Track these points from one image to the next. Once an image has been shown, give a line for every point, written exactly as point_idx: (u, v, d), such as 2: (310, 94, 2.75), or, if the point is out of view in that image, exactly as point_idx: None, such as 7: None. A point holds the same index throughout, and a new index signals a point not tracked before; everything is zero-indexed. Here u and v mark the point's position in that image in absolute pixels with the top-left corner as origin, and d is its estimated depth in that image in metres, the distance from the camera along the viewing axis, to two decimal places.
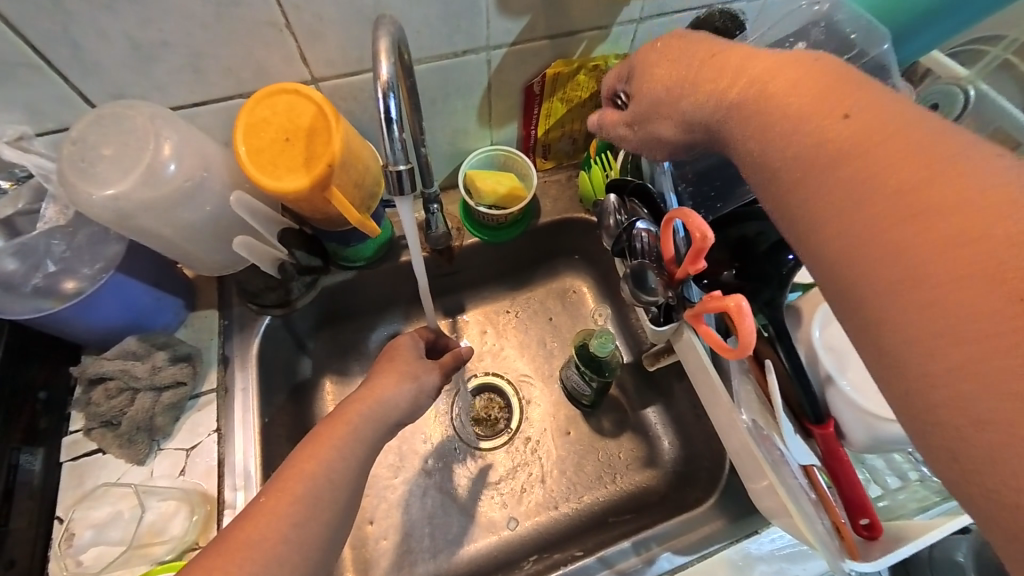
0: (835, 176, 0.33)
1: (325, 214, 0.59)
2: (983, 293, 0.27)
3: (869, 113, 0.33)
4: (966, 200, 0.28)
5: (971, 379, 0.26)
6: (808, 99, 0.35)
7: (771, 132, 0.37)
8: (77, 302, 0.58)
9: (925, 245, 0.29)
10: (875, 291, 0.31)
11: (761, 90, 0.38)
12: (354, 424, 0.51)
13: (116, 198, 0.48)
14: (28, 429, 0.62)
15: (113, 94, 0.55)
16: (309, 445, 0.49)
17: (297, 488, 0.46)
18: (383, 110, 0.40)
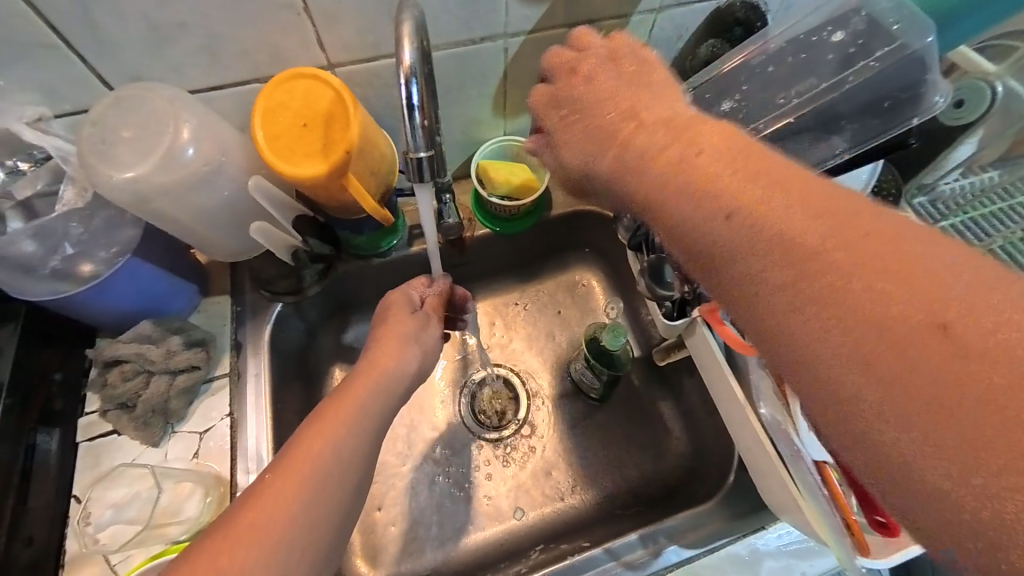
0: (756, 251, 0.32)
1: (341, 202, 0.59)
2: (938, 378, 0.25)
3: (747, 159, 0.34)
4: (900, 283, 0.27)
5: (968, 476, 0.24)
6: (722, 182, 0.34)
7: (675, 187, 0.36)
8: (94, 285, 0.59)
9: (876, 337, 0.27)
10: (846, 390, 0.28)
11: (655, 144, 0.39)
12: (362, 397, 0.51)
13: (135, 180, 0.48)
14: (44, 409, 0.63)
15: (130, 77, 0.55)
16: (317, 420, 0.49)
17: (309, 471, 0.45)
18: (405, 97, 0.40)
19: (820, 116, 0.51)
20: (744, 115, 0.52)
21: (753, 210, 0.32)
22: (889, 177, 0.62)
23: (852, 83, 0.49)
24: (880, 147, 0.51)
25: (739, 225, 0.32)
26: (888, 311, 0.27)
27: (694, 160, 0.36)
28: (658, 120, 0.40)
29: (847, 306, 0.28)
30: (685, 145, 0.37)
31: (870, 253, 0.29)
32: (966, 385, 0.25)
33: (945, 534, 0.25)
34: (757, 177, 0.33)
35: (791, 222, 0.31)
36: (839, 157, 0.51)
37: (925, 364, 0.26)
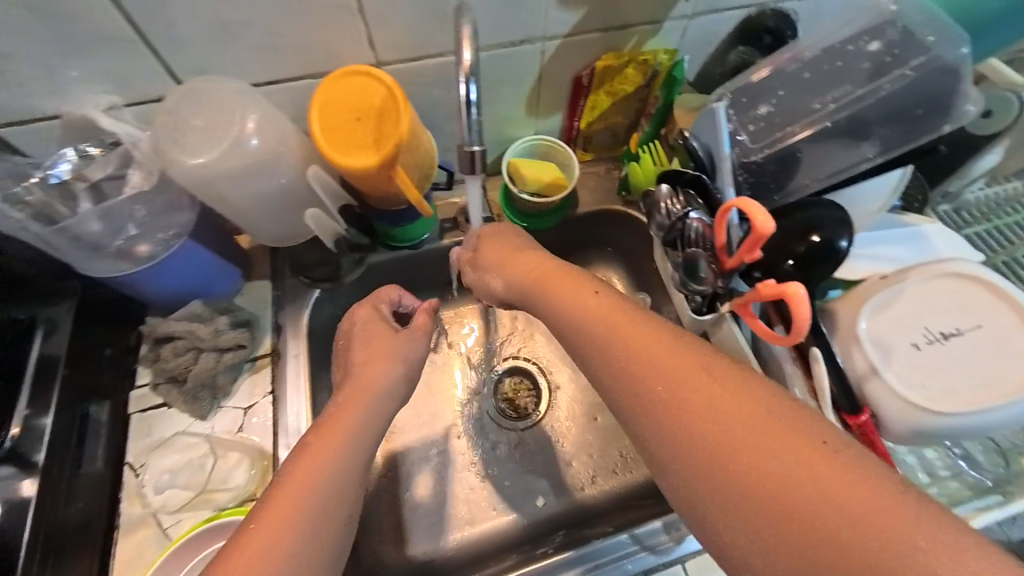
0: (601, 328, 0.46)
1: (385, 192, 0.62)
2: (718, 412, 0.37)
3: (644, 323, 0.45)
4: (683, 350, 0.41)
5: (757, 476, 0.34)
6: (579, 284, 0.51)
7: (561, 282, 0.52)
8: (152, 264, 0.63)
9: (677, 387, 0.39)
10: (665, 427, 0.39)
11: (583, 302, 0.49)
12: (349, 418, 0.53)
13: (205, 166, 0.52)
14: (94, 384, 0.68)
15: (196, 70, 0.58)
16: (307, 445, 0.50)
17: (304, 490, 0.46)
18: (463, 93, 0.42)
19: (852, 122, 0.52)
20: (780, 119, 0.53)
21: (647, 368, 0.41)
22: (915, 185, 0.64)
23: (887, 90, 0.51)
24: (904, 154, 0.52)
25: (595, 310, 0.48)
26: (685, 358, 0.41)
27: (609, 318, 0.46)
28: (587, 282, 0.52)
29: (658, 368, 0.41)
30: (603, 308, 0.47)
31: (731, 413, 0.37)
32: (733, 411, 0.37)
33: (772, 531, 0.33)
34: (650, 338, 0.43)
35: (619, 310, 0.47)
36: (871, 161, 0.52)
37: (708, 401, 0.38)
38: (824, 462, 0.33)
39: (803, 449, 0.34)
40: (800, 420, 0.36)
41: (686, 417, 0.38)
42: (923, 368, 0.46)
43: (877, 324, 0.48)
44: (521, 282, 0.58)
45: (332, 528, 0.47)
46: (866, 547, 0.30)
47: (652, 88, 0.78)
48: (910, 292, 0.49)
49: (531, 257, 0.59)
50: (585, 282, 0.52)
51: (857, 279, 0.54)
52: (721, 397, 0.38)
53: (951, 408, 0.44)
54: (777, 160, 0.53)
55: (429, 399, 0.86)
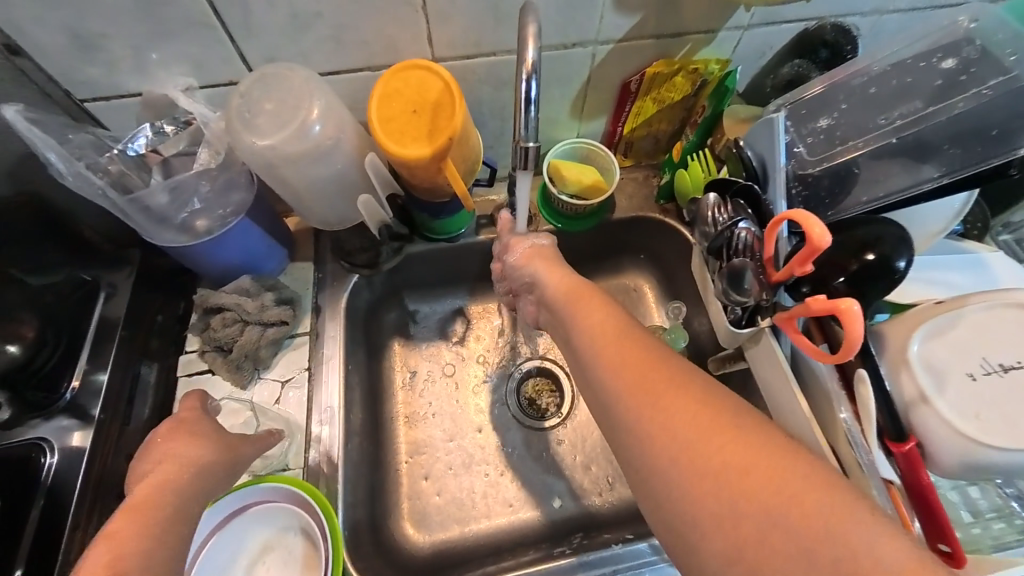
0: (612, 346, 0.48)
1: (432, 184, 0.64)
2: (717, 441, 0.38)
3: (645, 342, 0.47)
4: (688, 375, 0.43)
5: (749, 503, 0.35)
6: (595, 304, 0.53)
7: (580, 297, 0.55)
8: (211, 238, 0.67)
9: (679, 410, 0.40)
10: (666, 448, 0.39)
11: (593, 317, 0.52)
12: (175, 477, 0.50)
13: (272, 147, 0.54)
14: (144, 346, 0.71)
15: (266, 58, 0.61)
16: (131, 508, 0.46)
17: (128, 563, 0.42)
18: (524, 90, 0.44)
19: (919, 140, 0.51)
20: (842, 133, 0.53)
21: (640, 382, 0.43)
22: (977, 211, 0.61)
23: (961, 108, 0.50)
24: (978, 177, 0.48)
25: (606, 329, 0.50)
26: (691, 383, 0.42)
27: (611, 335, 0.49)
28: (600, 300, 0.54)
29: (664, 386, 0.42)
30: (609, 326, 0.50)
31: (713, 431, 0.38)
32: (730, 440, 0.38)
33: (753, 558, 0.34)
34: (647, 357, 0.45)
35: (629, 333, 0.48)
36: (936, 182, 0.49)
37: (709, 426, 0.39)
38: (800, 485, 0.35)
39: (780, 473, 0.35)
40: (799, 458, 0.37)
41: (668, 430, 0.40)
42: (978, 399, 0.44)
43: (931, 350, 0.47)
44: (544, 291, 0.60)
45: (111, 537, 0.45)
46: (831, 560, 0.32)
47: (700, 98, 0.78)
48: (968, 319, 0.47)
49: (558, 271, 0.61)
50: (600, 301, 0.54)
51: (908, 303, 0.53)
52: (722, 427, 0.39)
53: (1008, 443, 0.43)
54: (833, 175, 0.52)
55: (454, 391, 0.88)
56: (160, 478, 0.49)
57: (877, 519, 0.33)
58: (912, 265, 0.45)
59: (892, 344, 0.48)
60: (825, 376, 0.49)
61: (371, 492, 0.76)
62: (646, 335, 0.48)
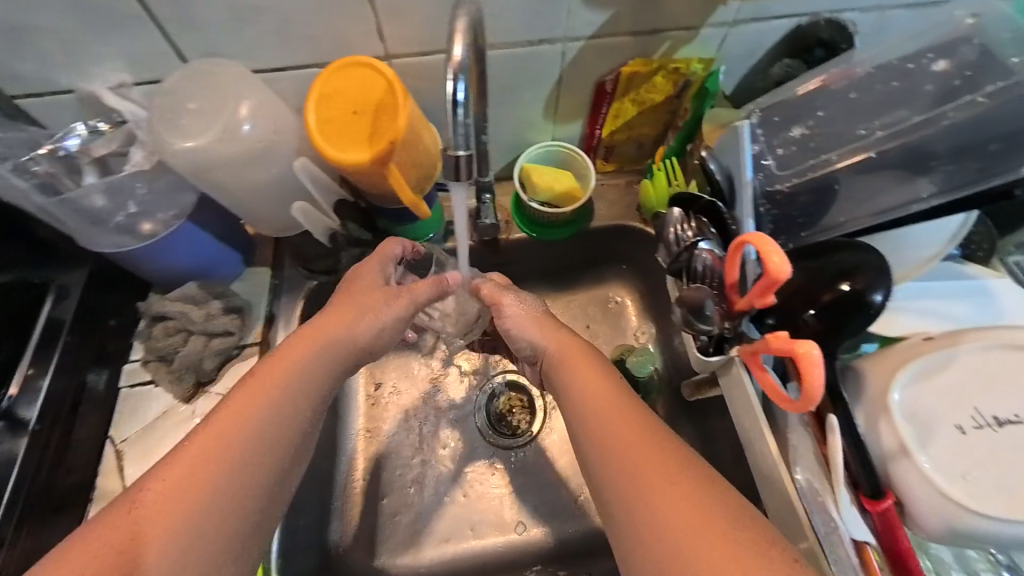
0: (607, 425, 0.46)
1: (381, 190, 0.60)
2: (712, 547, 0.38)
3: (641, 421, 0.46)
4: (680, 465, 0.42)
5: None
6: (588, 370, 0.51)
7: (572, 360, 0.52)
8: (153, 242, 0.63)
9: (674, 508, 0.40)
10: (663, 549, 0.39)
11: (591, 383, 0.50)
12: (274, 394, 0.49)
13: (194, 150, 0.51)
14: (99, 351, 0.68)
15: (206, 52, 0.57)
16: (232, 412, 0.47)
17: (211, 471, 0.44)
18: (450, 91, 0.39)
19: (907, 152, 0.45)
20: (816, 143, 0.48)
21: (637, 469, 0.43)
22: (982, 231, 0.55)
23: (951, 118, 0.44)
24: (973, 198, 0.43)
25: (600, 403, 0.48)
26: (684, 477, 0.42)
27: (609, 408, 0.47)
28: (599, 363, 0.52)
29: (659, 481, 0.42)
30: (607, 396, 0.48)
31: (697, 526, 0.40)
32: (725, 547, 0.38)
33: None
34: (645, 439, 0.45)
35: (623, 409, 0.47)
36: (925, 202, 0.44)
37: (704, 529, 0.39)
38: None
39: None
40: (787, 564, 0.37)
41: (664, 530, 0.40)
42: (967, 456, 0.39)
43: (915, 396, 0.41)
44: (535, 347, 0.57)
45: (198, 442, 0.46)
46: None
47: (684, 100, 0.71)
48: (960, 361, 0.42)
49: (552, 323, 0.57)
50: (597, 362, 0.51)
51: (896, 337, 0.46)
52: (716, 530, 0.39)
53: (999, 509, 0.37)
54: (811, 191, 0.46)
55: (419, 406, 0.82)
56: (243, 403, 0.47)
57: None
58: (889, 299, 0.40)
59: (868, 386, 0.43)
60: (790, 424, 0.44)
61: (319, 509, 0.74)
62: (639, 413, 0.47)
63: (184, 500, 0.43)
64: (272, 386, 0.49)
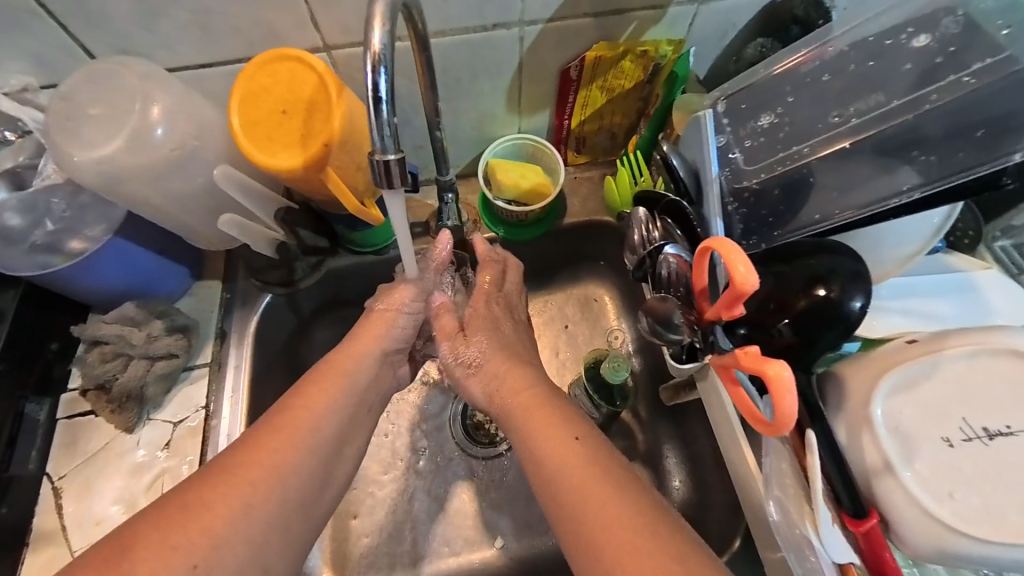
0: (561, 480, 0.44)
1: (325, 196, 0.55)
2: None
3: (608, 481, 0.42)
4: (638, 525, 0.39)
5: None
6: (541, 421, 0.49)
7: (524, 409, 0.50)
8: (78, 261, 0.57)
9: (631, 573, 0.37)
10: None
11: (554, 451, 0.46)
12: (330, 393, 0.51)
13: (103, 161, 0.47)
14: (42, 376, 0.62)
15: (119, 49, 0.51)
16: (285, 418, 0.48)
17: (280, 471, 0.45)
18: (371, 86, 0.34)
19: (884, 140, 0.42)
20: (785, 134, 0.45)
21: (618, 552, 0.38)
22: (966, 218, 0.52)
23: (935, 102, 0.40)
24: (958, 190, 0.39)
25: (553, 457, 0.45)
26: (641, 538, 0.38)
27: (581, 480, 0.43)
28: (555, 418, 0.48)
29: (615, 542, 0.39)
30: (572, 459, 0.45)
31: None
32: None
33: None
34: (615, 512, 0.40)
35: (575, 462, 0.44)
36: (906, 196, 0.40)
37: None
38: None
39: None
40: None
41: None
42: (952, 472, 0.36)
43: (898, 407, 0.38)
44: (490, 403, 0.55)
45: (308, 462, 0.47)
46: None
47: (655, 85, 0.66)
48: (946, 369, 0.38)
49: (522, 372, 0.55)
50: (553, 417, 0.49)
51: (880, 338, 0.43)
52: None
53: (988, 530, 0.34)
54: (783, 185, 0.44)
55: (392, 416, 0.79)
56: (308, 401, 0.49)
57: None
58: (867, 305, 0.36)
59: (846, 398, 0.40)
60: (767, 445, 0.41)
61: None
62: (594, 465, 0.44)
63: (227, 490, 0.42)
64: (334, 387, 0.51)
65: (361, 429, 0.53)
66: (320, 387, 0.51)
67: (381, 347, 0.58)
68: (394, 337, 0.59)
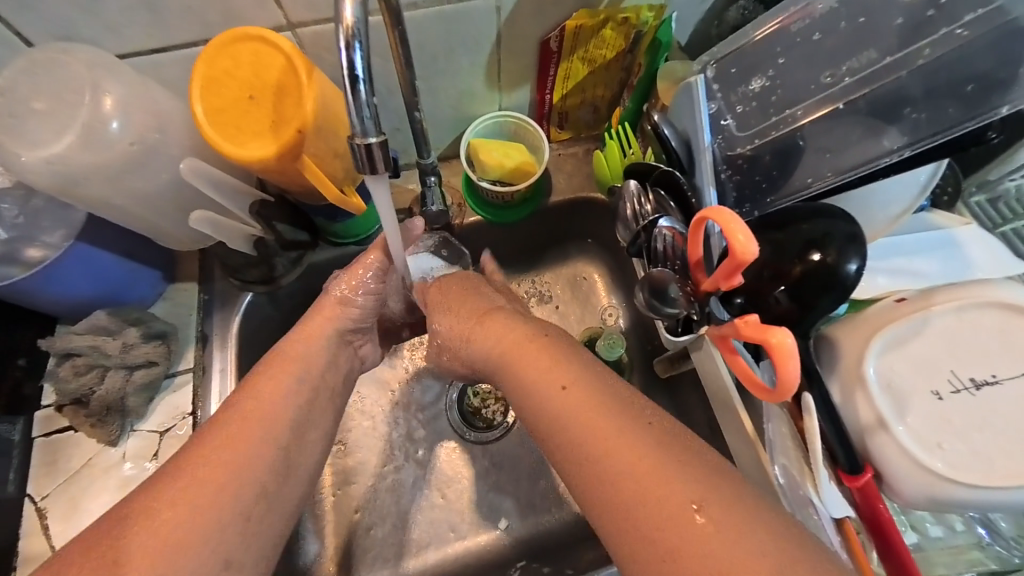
0: (520, 367, 0.45)
1: (302, 186, 0.52)
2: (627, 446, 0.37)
3: (619, 416, 0.39)
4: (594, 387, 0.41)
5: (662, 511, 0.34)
6: (500, 325, 0.49)
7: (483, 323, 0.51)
8: (39, 270, 0.54)
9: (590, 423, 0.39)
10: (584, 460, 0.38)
11: (556, 395, 0.41)
12: (283, 378, 0.50)
13: (54, 161, 0.44)
14: (11, 395, 0.59)
15: (59, 36, 0.46)
16: (237, 414, 0.46)
17: (229, 466, 0.43)
18: (345, 64, 0.32)
19: (876, 100, 0.42)
20: (777, 98, 0.44)
21: (569, 406, 0.40)
22: (946, 174, 0.53)
23: (928, 56, 0.40)
24: (944, 147, 0.40)
25: (514, 348, 0.47)
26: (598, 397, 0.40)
27: (553, 379, 0.42)
28: (555, 361, 0.44)
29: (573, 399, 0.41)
30: (577, 397, 0.40)
31: (741, 550, 0.31)
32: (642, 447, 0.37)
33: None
34: (576, 390, 0.41)
35: (536, 348, 0.46)
36: (896, 155, 0.40)
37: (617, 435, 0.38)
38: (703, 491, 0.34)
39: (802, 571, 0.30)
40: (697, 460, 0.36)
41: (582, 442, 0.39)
42: (943, 424, 0.37)
43: (889, 364, 0.39)
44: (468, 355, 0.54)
45: (264, 454, 0.45)
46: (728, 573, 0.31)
47: (637, 54, 0.64)
48: (934, 324, 0.40)
49: (479, 304, 0.53)
50: (547, 363, 0.44)
51: (868, 300, 0.42)
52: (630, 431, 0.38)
53: (979, 477, 0.36)
54: (774, 151, 0.44)
55: (388, 407, 0.78)
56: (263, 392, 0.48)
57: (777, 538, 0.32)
58: (865, 269, 0.36)
59: (839, 360, 0.41)
60: (768, 412, 0.42)
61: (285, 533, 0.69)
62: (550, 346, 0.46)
63: (178, 486, 0.41)
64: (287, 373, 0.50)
65: (326, 412, 0.52)
66: (273, 377, 0.50)
67: (335, 328, 0.56)
68: (352, 318, 0.58)
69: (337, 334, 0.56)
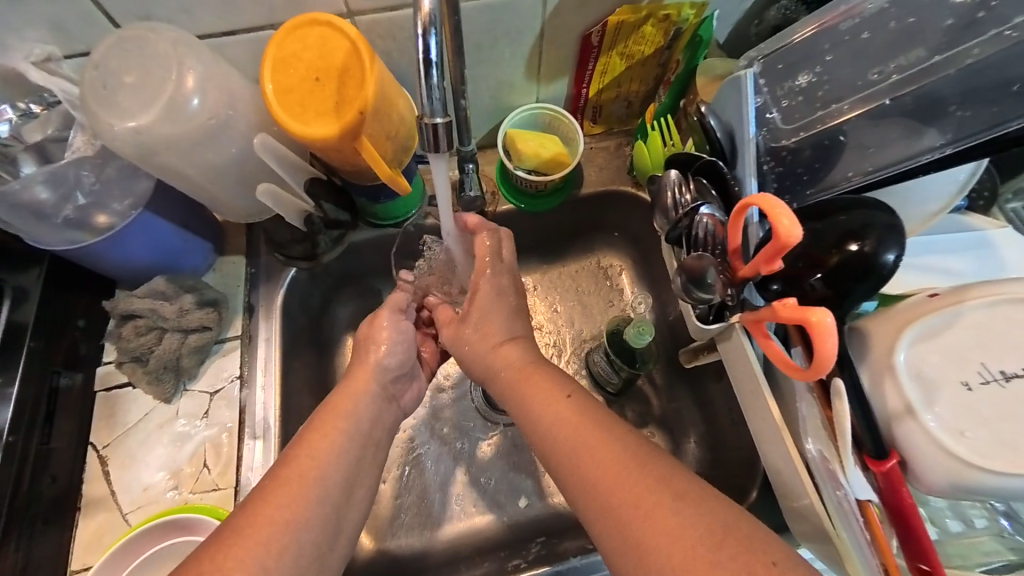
0: (517, 390, 0.51)
1: (355, 165, 0.55)
2: (588, 433, 0.44)
3: (615, 444, 0.43)
4: (560, 389, 0.49)
5: (609, 480, 0.41)
6: (511, 365, 0.53)
7: (500, 363, 0.54)
8: (109, 236, 0.57)
9: (561, 416, 0.46)
10: (552, 441, 0.46)
11: (550, 409, 0.48)
12: (335, 438, 0.49)
13: (138, 131, 0.48)
14: (69, 353, 0.63)
15: (139, 16, 0.49)
16: (294, 471, 0.45)
17: (284, 518, 0.43)
18: (422, 50, 0.38)
19: (921, 99, 0.44)
20: (824, 93, 0.47)
21: (541, 401, 0.49)
22: (982, 178, 0.53)
23: (977, 55, 0.42)
24: (990, 144, 0.41)
25: (511, 371, 0.52)
26: (561, 394, 0.48)
27: (526, 378, 0.51)
28: (558, 385, 0.49)
29: (542, 391, 0.49)
30: (574, 421, 0.46)
31: (671, 528, 0.37)
32: (598, 434, 0.44)
33: (612, 526, 0.40)
34: (551, 393, 0.49)
35: (523, 371, 0.52)
36: (940, 151, 0.42)
37: (583, 428, 0.45)
38: (644, 469, 0.41)
39: None
40: (646, 451, 0.42)
41: (552, 430, 0.46)
42: (969, 414, 0.39)
43: (921, 355, 0.40)
44: (495, 375, 0.54)
45: (323, 509, 0.45)
46: (658, 532, 0.37)
47: (675, 51, 0.65)
48: (968, 317, 0.41)
49: (507, 347, 0.55)
50: (555, 385, 0.49)
51: (899, 295, 0.46)
52: (588, 424, 0.45)
53: (1004, 464, 0.37)
54: (815, 145, 0.46)
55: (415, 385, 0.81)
56: (314, 447, 0.47)
57: (706, 514, 0.37)
58: (901, 257, 0.39)
59: (868, 351, 0.42)
60: (800, 396, 0.43)
61: None
62: (533, 366, 0.52)
63: (251, 536, 0.41)
64: (340, 430, 0.49)
65: (371, 468, 0.51)
66: (322, 433, 0.49)
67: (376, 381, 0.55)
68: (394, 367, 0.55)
69: (379, 386, 0.55)
